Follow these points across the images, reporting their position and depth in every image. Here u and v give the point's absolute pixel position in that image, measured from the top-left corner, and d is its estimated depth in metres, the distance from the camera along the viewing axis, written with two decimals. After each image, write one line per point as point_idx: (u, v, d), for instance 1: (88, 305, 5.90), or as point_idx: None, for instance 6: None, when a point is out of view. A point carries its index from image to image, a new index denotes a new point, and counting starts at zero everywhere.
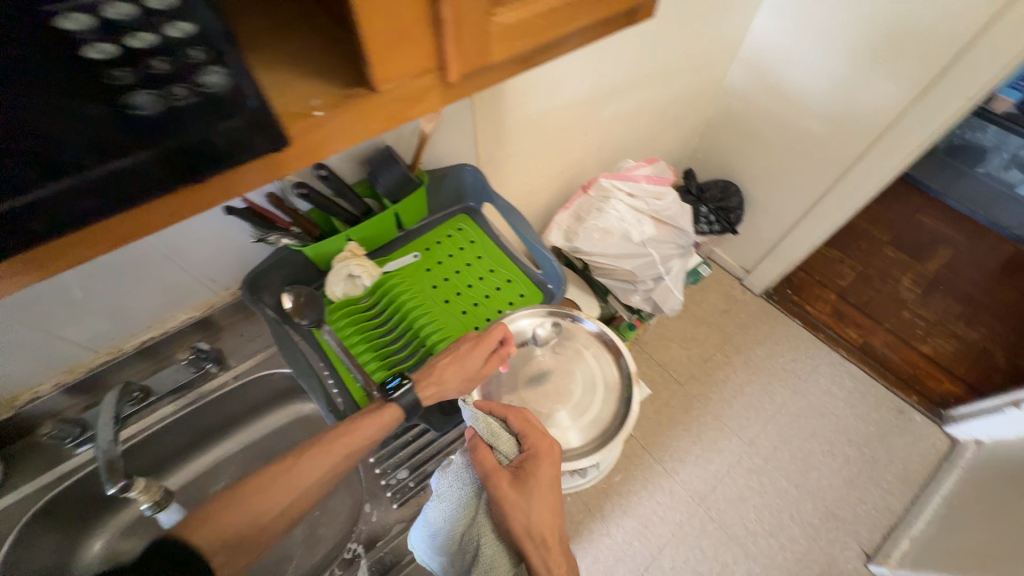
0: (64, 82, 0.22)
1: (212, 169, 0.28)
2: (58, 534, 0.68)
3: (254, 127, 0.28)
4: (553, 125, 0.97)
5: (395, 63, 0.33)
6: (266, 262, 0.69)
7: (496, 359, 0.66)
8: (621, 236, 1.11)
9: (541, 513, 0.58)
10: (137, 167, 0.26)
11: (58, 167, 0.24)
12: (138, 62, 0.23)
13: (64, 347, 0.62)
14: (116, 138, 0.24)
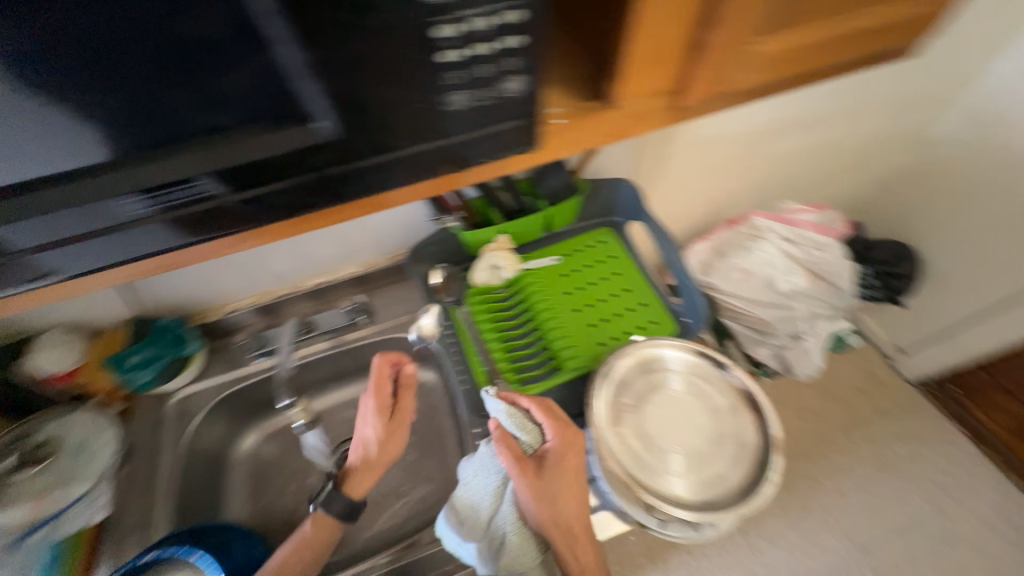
0: (425, 79, 0.33)
1: (477, 153, 0.40)
2: (229, 428, 0.79)
3: (517, 126, 0.38)
4: (714, 153, 0.93)
5: (641, 77, 0.37)
6: (428, 237, 0.77)
7: (404, 403, 0.69)
8: (763, 281, 1.03)
9: (567, 502, 0.57)
10: (440, 144, 0.38)
11: (402, 138, 0.37)
12: (469, 69, 0.34)
13: (266, 273, 0.78)
14: (436, 122, 0.36)
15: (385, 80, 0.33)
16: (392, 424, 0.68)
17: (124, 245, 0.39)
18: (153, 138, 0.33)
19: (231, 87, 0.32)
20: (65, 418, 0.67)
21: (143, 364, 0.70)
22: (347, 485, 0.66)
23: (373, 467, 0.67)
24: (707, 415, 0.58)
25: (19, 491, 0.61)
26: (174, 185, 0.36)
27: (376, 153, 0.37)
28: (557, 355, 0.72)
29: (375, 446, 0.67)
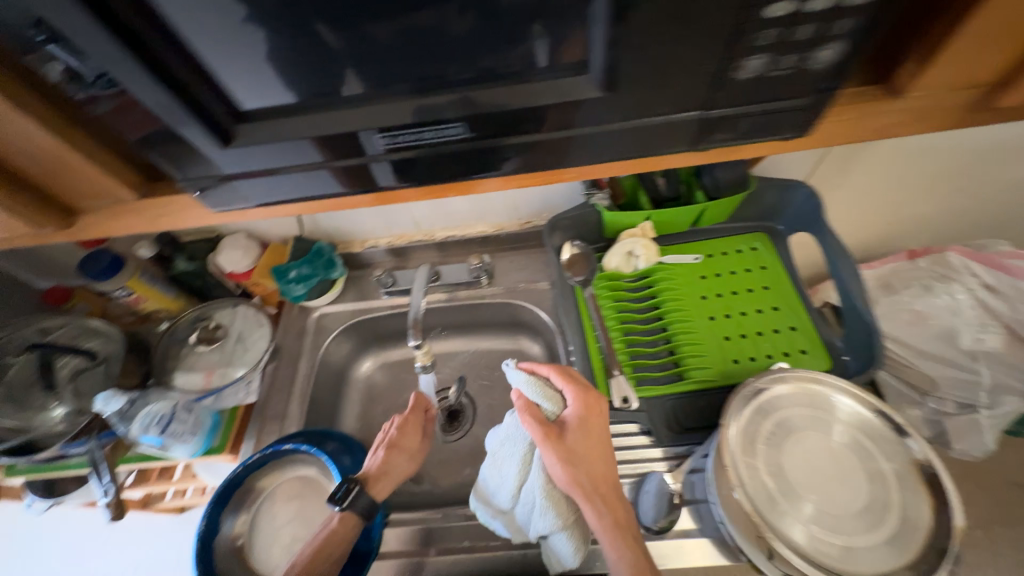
0: (728, 40, 0.31)
1: (727, 131, 0.37)
2: (353, 350, 0.87)
3: (790, 107, 0.35)
4: (921, 169, 0.76)
5: (978, 67, 0.34)
6: (570, 210, 0.74)
7: (431, 420, 0.69)
8: (943, 331, 0.85)
9: (595, 466, 0.54)
10: (699, 115, 0.36)
11: (664, 104, 0.35)
12: (781, 34, 0.30)
13: (407, 219, 0.83)
14: (709, 91, 0.34)
15: (684, 37, 0.30)
16: (418, 434, 0.65)
17: (303, 183, 0.41)
18: (353, 80, 0.34)
19: (384, 34, 0.31)
20: (232, 311, 0.79)
21: (300, 279, 0.79)
22: (370, 483, 0.59)
23: (395, 472, 0.61)
24: (864, 480, 0.49)
25: (198, 361, 0.75)
26: (433, 126, 0.36)
27: (618, 118, 0.36)
28: (680, 361, 0.66)
29: (397, 449, 0.63)
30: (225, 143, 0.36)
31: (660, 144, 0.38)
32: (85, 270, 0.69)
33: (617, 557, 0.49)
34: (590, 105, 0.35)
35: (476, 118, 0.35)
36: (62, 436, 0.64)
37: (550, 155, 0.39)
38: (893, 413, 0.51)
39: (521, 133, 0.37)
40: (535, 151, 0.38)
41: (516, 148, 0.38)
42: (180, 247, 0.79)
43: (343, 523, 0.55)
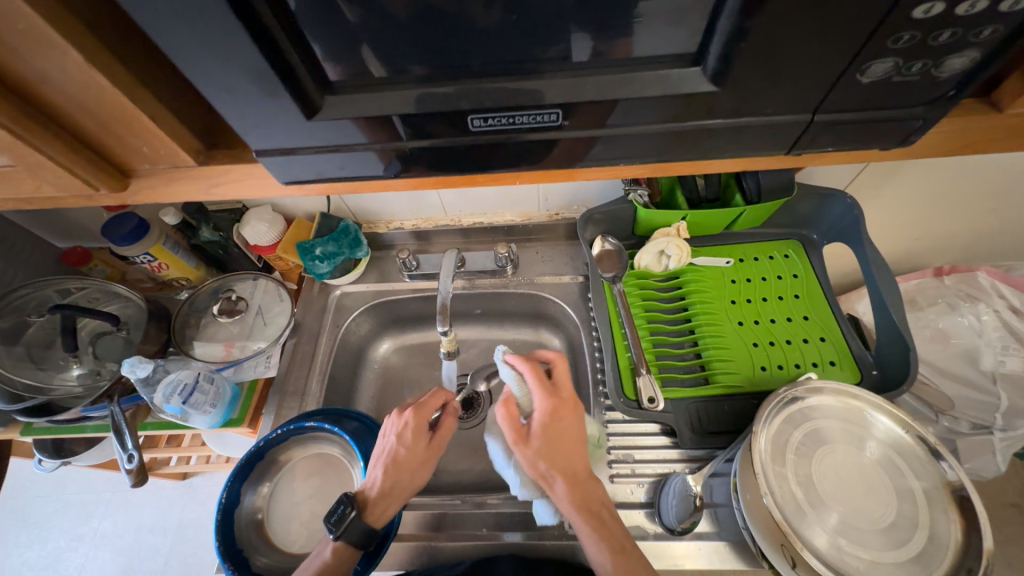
0: (863, 34, 0.24)
1: (823, 142, 0.32)
2: (371, 331, 0.87)
3: (908, 119, 0.30)
4: (967, 189, 0.73)
5: None
6: (604, 205, 0.72)
7: (445, 423, 0.60)
8: (963, 351, 0.85)
9: (566, 454, 0.54)
10: (797, 122, 0.30)
11: (762, 109, 0.29)
12: (931, 29, 0.24)
13: (434, 203, 0.81)
14: (817, 95, 0.28)
15: (807, 33, 0.25)
16: (424, 444, 0.56)
17: (348, 165, 0.33)
18: (418, 59, 0.27)
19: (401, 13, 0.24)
20: (253, 284, 0.79)
21: (325, 257, 0.78)
22: (368, 508, 0.53)
23: (397, 491, 0.54)
24: (894, 498, 0.49)
25: (218, 332, 0.74)
26: (530, 111, 0.29)
27: (749, 115, 0.30)
28: (708, 365, 0.66)
29: (402, 466, 0.55)
30: (308, 117, 0.29)
31: (780, 147, 0.33)
32: (109, 234, 0.68)
33: (590, 538, 0.50)
34: (716, 97, 0.29)
35: (581, 105, 0.29)
36: (81, 399, 0.64)
37: (654, 151, 0.33)
38: (928, 434, 0.51)
39: (626, 125, 0.30)
40: (637, 145, 0.32)
41: (616, 141, 0.32)
42: (207, 216, 0.75)
43: (339, 555, 0.50)
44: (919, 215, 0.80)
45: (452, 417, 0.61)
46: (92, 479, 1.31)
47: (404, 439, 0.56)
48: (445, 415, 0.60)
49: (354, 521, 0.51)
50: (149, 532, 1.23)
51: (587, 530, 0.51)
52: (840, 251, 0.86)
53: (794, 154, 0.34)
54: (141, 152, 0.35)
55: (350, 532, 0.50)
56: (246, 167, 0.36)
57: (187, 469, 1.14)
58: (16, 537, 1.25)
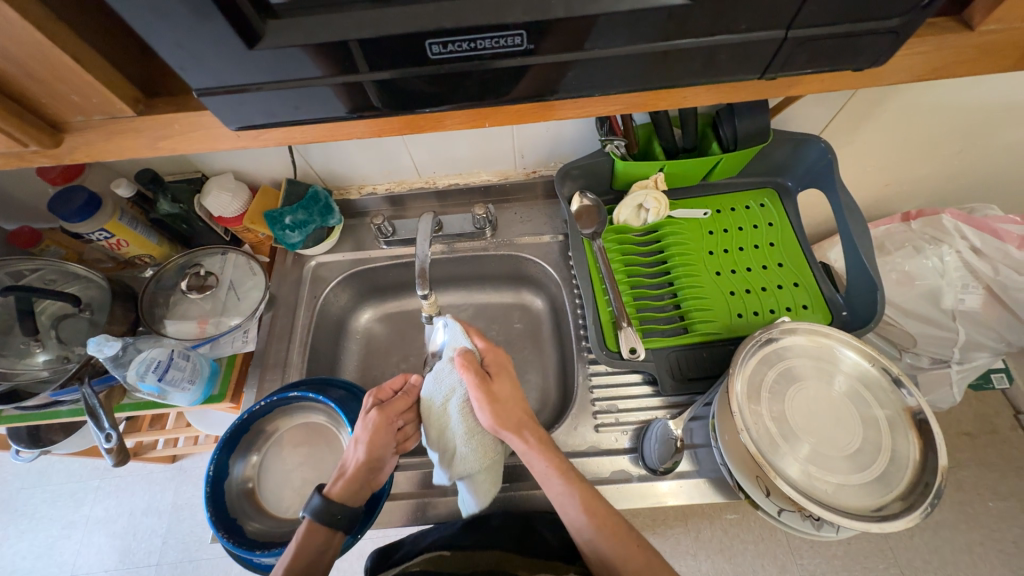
0: None
1: (795, 62, 0.31)
2: (351, 301, 0.85)
3: (881, 33, 0.29)
4: (936, 132, 0.74)
5: None
6: (581, 160, 0.71)
7: (397, 403, 0.58)
8: (927, 291, 0.89)
9: (504, 407, 0.55)
10: (769, 40, 0.29)
11: (733, 26, 0.28)
12: None
13: (406, 164, 0.78)
14: (789, 7, 0.27)
15: None
16: (375, 417, 0.56)
17: (303, 105, 0.31)
18: None
19: None
20: (222, 258, 0.75)
21: (296, 226, 0.74)
22: (331, 487, 0.53)
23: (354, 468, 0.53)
24: (860, 426, 0.52)
25: (190, 309, 0.71)
26: (491, 33, 0.27)
27: (721, 33, 0.29)
28: (686, 315, 0.67)
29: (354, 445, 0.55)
30: (250, 46, 0.27)
31: (754, 72, 0.32)
32: (58, 210, 0.63)
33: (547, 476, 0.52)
34: (688, 12, 0.27)
35: (549, 25, 0.27)
36: (49, 383, 0.61)
37: (628, 79, 0.32)
38: (892, 365, 0.53)
39: (595, 48, 0.29)
40: (608, 72, 0.31)
41: (587, 67, 0.30)
42: (163, 186, 0.70)
43: (312, 534, 0.50)
44: (889, 159, 0.81)
45: (405, 399, 0.59)
46: (76, 469, 1.29)
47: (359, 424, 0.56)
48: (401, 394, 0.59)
49: (319, 500, 0.51)
50: (143, 515, 1.23)
51: (540, 468, 0.53)
52: (813, 200, 0.87)
53: (763, 79, 0.34)
54: (72, 102, 0.32)
55: (316, 510, 0.50)
56: (193, 116, 0.33)
57: (175, 452, 1.13)
58: (4, 529, 1.23)
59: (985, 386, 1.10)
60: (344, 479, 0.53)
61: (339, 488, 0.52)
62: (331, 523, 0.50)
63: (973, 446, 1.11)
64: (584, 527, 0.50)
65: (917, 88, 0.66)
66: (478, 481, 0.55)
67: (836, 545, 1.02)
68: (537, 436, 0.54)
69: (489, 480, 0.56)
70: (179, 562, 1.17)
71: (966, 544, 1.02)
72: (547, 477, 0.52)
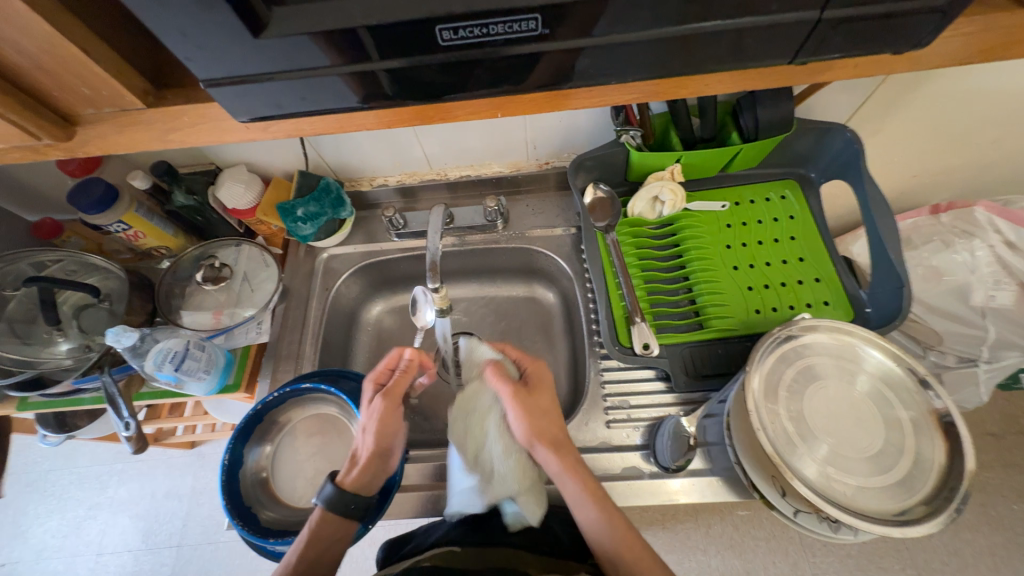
0: None
1: (827, 46, 0.30)
2: (362, 293, 0.86)
3: (922, 13, 0.27)
4: (971, 120, 0.70)
5: None
6: (595, 151, 0.69)
7: (398, 383, 0.58)
8: (956, 287, 0.86)
9: (541, 422, 0.56)
10: (799, 23, 0.28)
11: (760, 8, 0.27)
12: None
13: (417, 156, 0.77)
14: None
15: None
16: (380, 404, 0.56)
17: (310, 95, 0.31)
18: None
19: None
20: (236, 250, 0.76)
21: (308, 218, 0.74)
22: (344, 475, 0.54)
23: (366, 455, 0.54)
24: (882, 428, 0.51)
25: (205, 300, 0.72)
26: (504, 18, 0.26)
27: (748, 15, 0.27)
28: (702, 311, 0.66)
29: (365, 431, 0.55)
30: (255, 35, 0.26)
31: (782, 57, 0.30)
32: (77, 202, 0.64)
33: (575, 495, 0.53)
34: None
35: (565, 9, 0.26)
36: (71, 371, 0.62)
37: (647, 66, 0.30)
38: (918, 365, 0.52)
39: (611, 34, 0.28)
40: (626, 60, 0.30)
41: (605, 53, 0.29)
42: (178, 179, 0.70)
43: (327, 522, 0.51)
44: (919, 149, 0.77)
45: (404, 376, 0.58)
46: (101, 453, 1.33)
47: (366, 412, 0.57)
48: (399, 373, 0.58)
49: (333, 489, 0.52)
50: (164, 498, 1.27)
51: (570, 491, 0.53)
52: (836, 191, 0.84)
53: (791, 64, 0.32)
54: (82, 96, 0.32)
55: (330, 499, 0.52)
56: (202, 108, 0.33)
57: (193, 438, 1.16)
58: (34, 509, 1.28)
59: (1012, 386, 1.06)
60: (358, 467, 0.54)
61: (353, 476, 0.53)
62: (344, 511, 0.51)
63: (998, 446, 1.08)
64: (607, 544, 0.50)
65: (952, 74, 0.62)
66: (523, 502, 0.55)
67: (851, 545, 1.00)
68: (570, 455, 0.55)
69: (537, 501, 0.56)
70: (199, 544, 1.21)
71: (987, 546, 0.99)
72: (577, 498, 0.52)
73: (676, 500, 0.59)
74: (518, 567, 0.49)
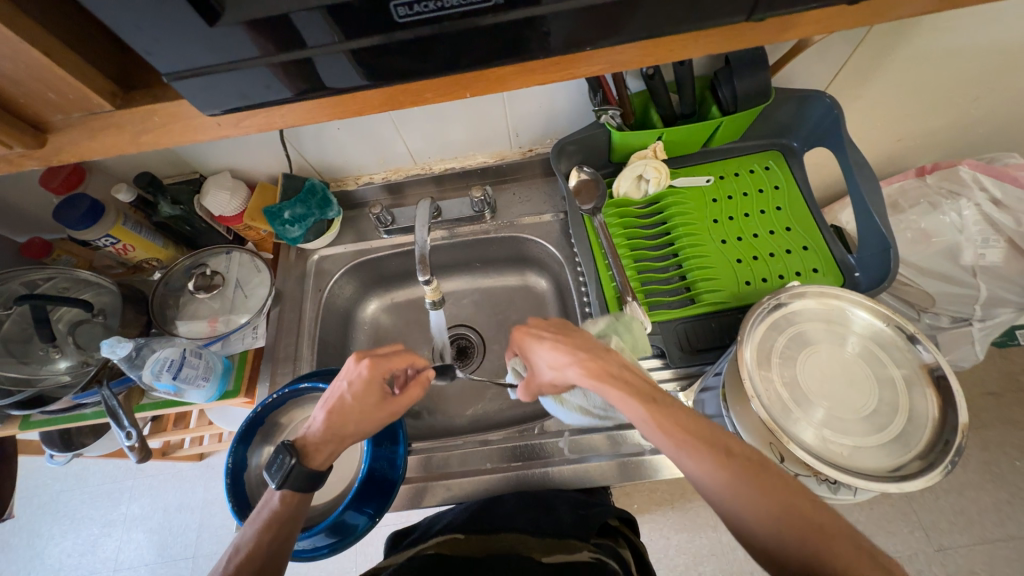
0: None
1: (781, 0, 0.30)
2: (356, 292, 0.86)
3: None
4: (949, 79, 0.70)
5: None
6: (576, 134, 0.69)
7: (408, 393, 0.55)
8: (945, 248, 0.86)
9: (572, 349, 0.52)
10: None
11: None
12: None
13: (400, 151, 0.77)
14: None
15: None
16: (379, 401, 0.54)
17: (274, 83, 0.31)
18: None
19: None
20: (227, 257, 0.76)
21: (295, 220, 0.75)
22: (314, 453, 0.50)
23: (343, 440, 0.52)
24: (875, 387, 0.51)
25: (200, 309, 0.72)
26: None
27: None
28: (693, 285, 0.66)
29: (342, 415, 0.52)
30: (211, 24, 0.27)
31: (740, 14, 0.31)
32: (64, 219, 0.64)
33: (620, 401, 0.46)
34: None
35: None
36: (70, 388, 0.62)
37: (607, 31, 0.31)
38: (907, 323, 0.52)
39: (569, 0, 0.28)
40: (587, 28, 0.30)
41: (564, 21, 0.30)
42: (162, 189, 0.71)
43: (288, 502, 0.48)
44: (901, 112, 0.77)
45: (419, 387, 0.56)
46: (111, 470, 1.34)
47: (348, 393, 0.53)
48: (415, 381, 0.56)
49: (295, 466, 0.48)
50: (177, 511, 1.27)
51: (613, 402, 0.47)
52: (821, 160, 0.84)
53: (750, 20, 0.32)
54: (49, 101, 0.32)
55: (291, 477, 0.48)
56: (172, 107, 0.34)
57: (200, 450, 1.17)
58: (49, 530, 1.29)
59: (1009, 343, 1.07)
60: (324, 442, 0.51)
61: (319, 456, 0.50)
62: (303, 489, 0.48)
63: (998, 406, 1.09)
64: (666, 439, 0.43)
65: (926, 32, 0.62)
66: None
67: (858, 511, 1.01)
68: (614, 371, 0.49)
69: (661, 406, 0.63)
70: (215, 553, 1.21)
71: (993, 504, 1.00)
72: (622, 398, 0.46)
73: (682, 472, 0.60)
74: (520, 554, 0.50)
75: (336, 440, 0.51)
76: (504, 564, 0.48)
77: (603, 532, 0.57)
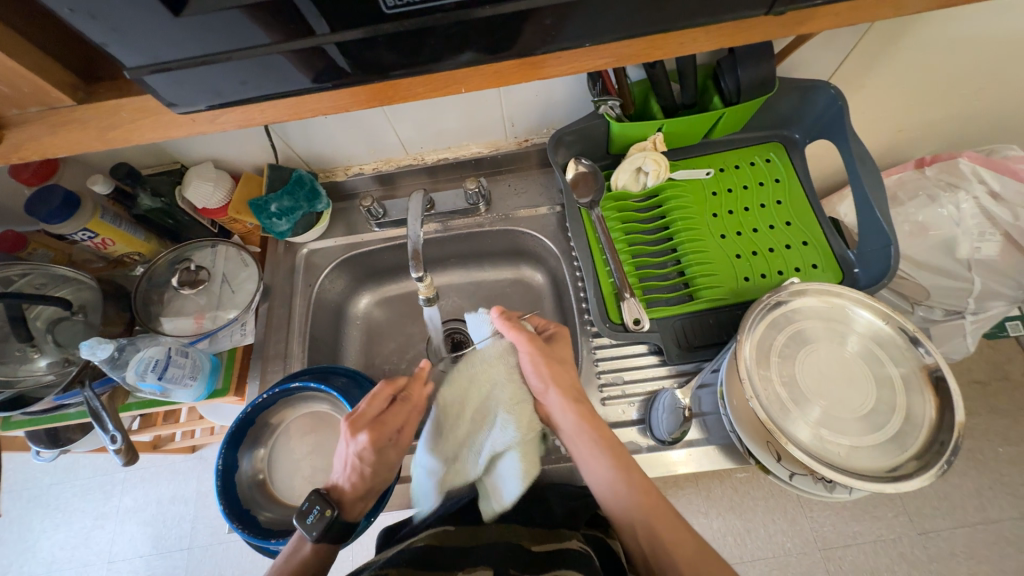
0: None
1: None
2: (348, 286, 0.84)
3: None
4: (955, 69, 0.69)
5: None
6: (574, 126, 0.66)
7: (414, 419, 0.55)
8: (942, 240, 0.86)
9: (560, 370, 0.55)
10: None
11: None
12: None
13: (391, 141, 0.74)
14: None
15: None
16: (398, 444, 0.53)
17: (251, 79, 0.29)
18: None
19: None
20: (212, 252, 0.73)
21: (282, 213, 0.72)
22: (348, 509, 0.51)
23: (373, 490, 0.53)
24: (873, 386, 0.51)
25: (184, 305, 0.70)
26: None
27: None
28: (692, 281, 0.65)
29: (371, 471, 0.51)
30: (177, 13, 0.24)
31: (760, 7, 0.29)
32: (36, 213, 0.61)
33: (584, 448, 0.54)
34: None
35: None
36: (53, 387, 0.60)
37: (614, 25, 0.29)
38: (908, 323, 0.51)
39: None
40: (591, 21, 0.28)
41: (568, 13, 0.28)
42: (141, 181, 0.68)
43: (320, 550, 0.49)
44: (904, 103, 0.76)
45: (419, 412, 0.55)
46: (101, 462, 1.32)
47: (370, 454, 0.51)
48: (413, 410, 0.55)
49: (338, 529, 0.49)
50: (170, 503, 1.27)
51: (569, 424, 0.54)
52: (822, 151, 0.82)
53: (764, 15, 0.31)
54: (4, 94, 0.32)
55: (333, 534, 0.49)
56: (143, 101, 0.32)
57: (193, 442, 1.15)
58: (40, 522, 1.28)
59: (1000, 335, 1.08)
60: (357, 492, 0.52)
61: (353, 505, 0.51)
62: (340, 539, 0.50)
63: (985, 394, 1.11)
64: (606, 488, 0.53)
65: (933, 22, 0.60)
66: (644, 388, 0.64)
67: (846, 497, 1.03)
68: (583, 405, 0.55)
69: (653, 385, 0.64)
70: (209, 545, 1.21)
71: (977, 489, 1.02)
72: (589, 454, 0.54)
73: (677, 470, 0.60)
74: (512, 542, 0.50)
75: (366, 490, 0.52)
76: (497, 550, 0.49)
77: (592, 523, 0.57)
